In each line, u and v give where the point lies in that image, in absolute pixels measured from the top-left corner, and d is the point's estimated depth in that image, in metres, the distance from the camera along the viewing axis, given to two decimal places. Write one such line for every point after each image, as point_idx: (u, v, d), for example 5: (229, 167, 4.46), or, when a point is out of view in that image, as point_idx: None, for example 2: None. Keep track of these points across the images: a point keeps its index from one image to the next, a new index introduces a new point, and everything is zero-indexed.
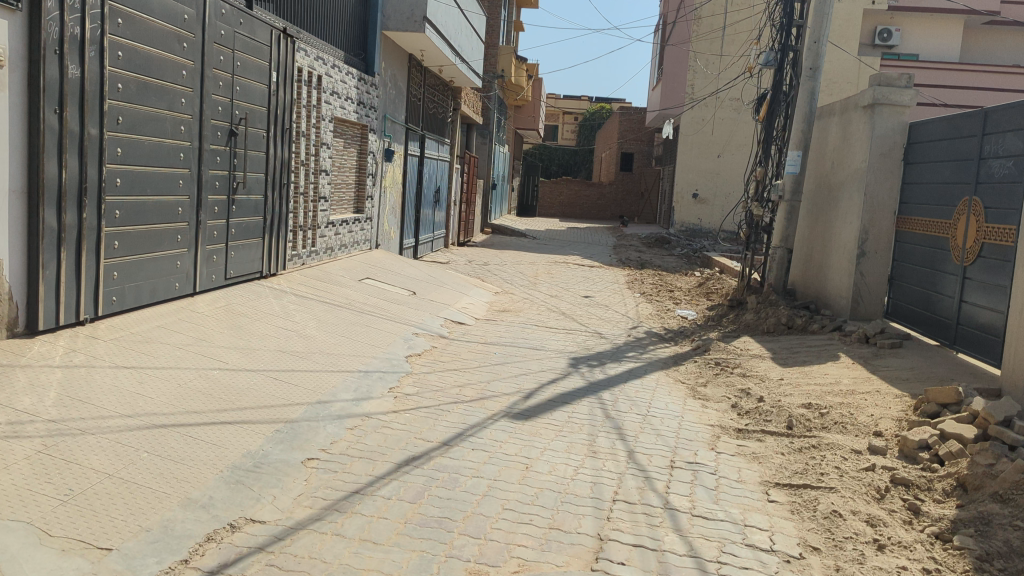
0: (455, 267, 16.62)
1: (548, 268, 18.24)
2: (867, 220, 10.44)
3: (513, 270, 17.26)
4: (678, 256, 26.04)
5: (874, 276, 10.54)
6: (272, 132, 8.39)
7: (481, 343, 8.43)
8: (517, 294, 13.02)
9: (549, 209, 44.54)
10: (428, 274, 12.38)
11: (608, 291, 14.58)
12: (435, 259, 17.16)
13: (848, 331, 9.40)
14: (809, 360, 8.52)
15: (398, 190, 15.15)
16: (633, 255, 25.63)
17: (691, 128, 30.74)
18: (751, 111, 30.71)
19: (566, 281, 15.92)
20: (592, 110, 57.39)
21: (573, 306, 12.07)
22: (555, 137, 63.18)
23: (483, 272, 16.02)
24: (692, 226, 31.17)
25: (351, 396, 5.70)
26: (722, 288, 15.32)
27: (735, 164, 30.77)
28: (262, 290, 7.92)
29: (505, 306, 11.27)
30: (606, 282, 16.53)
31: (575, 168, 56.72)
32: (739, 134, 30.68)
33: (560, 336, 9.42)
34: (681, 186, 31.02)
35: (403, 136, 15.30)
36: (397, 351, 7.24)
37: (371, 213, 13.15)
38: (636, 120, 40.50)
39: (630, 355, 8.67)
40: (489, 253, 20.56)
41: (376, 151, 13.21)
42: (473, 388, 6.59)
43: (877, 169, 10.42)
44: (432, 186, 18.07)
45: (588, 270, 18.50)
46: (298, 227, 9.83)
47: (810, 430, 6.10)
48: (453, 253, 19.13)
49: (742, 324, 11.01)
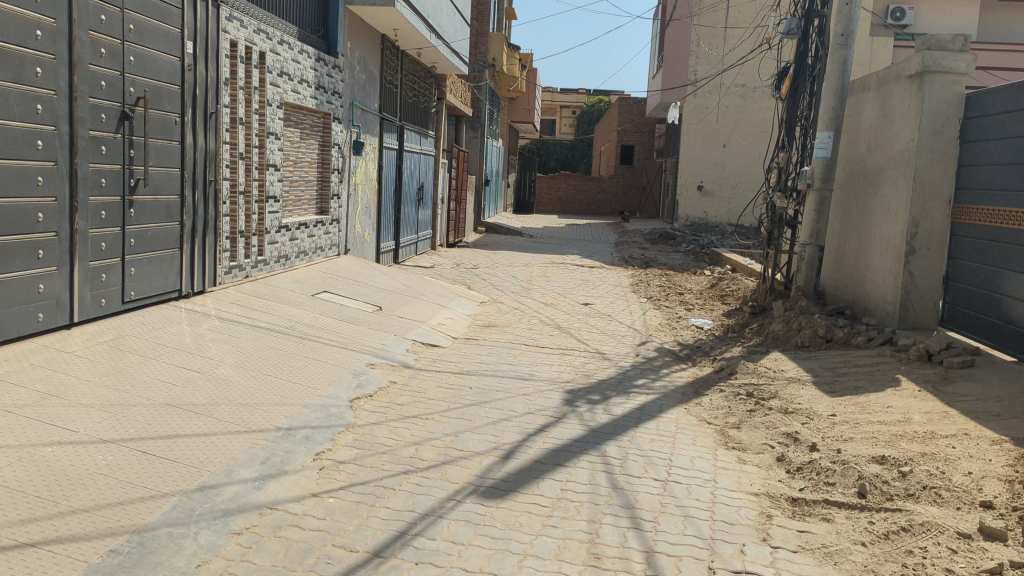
0: (440, 271, 14.98)
1: (544, 270, 16.61)
2: (917, 210, 8.81)
3: (505, 274, 15.63)
4: (684, 253, 24.40)
5: (926, 277, 8.87)
6: (189, 117, 6.76)
7: (454, 374, 6.78)
8: (507, 304, 11.39)
9: (547, 206, 42.89)
10: (404, 284, 10.74)
11: (610, 297, 12.95)
12: (418, 263, 15.52)
13: (903, 347, 7.73)
14: (862, 387, 6.87)
15: (373, 187, 13.50)
16: (636, 253, 24.02)
17: (695, 116, 29.18)
18: (757, 97, 29.14)
19: (563, 285, 14.29)
20: (590, 102, 55.72)
21: (569, 317, 10.45)
22: (552, 131, 61.53)
23: (471, 278, 14.38)
24: (698, 220, 29.52)
25: (255, 472, 4.08)
26: (739, 291, 13.64)
27: (742, 154, 29.18)
28: (175, 316, 6.28)
29: (490, 321, 9.65)
30: (607, 285, 14.90)
31: (573, 163, 55.08)
32: (747, 123, 29.10)
33: (553, 359, 7.79)
34: (685, 177, 29.46)
35: (377, 127, 13.65)
36: (341, 394, 5.60)
37: (338, 214, 11.51)
38: (636, 112, 39.24)
39: (639, 383, 7.04)
40: (480, 255, 18.93)
41: (342, 144, 11.57)
42: (435, 446, 4.94)
43: (928, 150, 8.77)
44: (414, 183, 16.43)
45: (587, 272, 16.87)
46: (237, 233, 8.18)
47: (893, 503, 4.44)
48: (440, 256, 17.53)
49: (768, 336, 9.36)
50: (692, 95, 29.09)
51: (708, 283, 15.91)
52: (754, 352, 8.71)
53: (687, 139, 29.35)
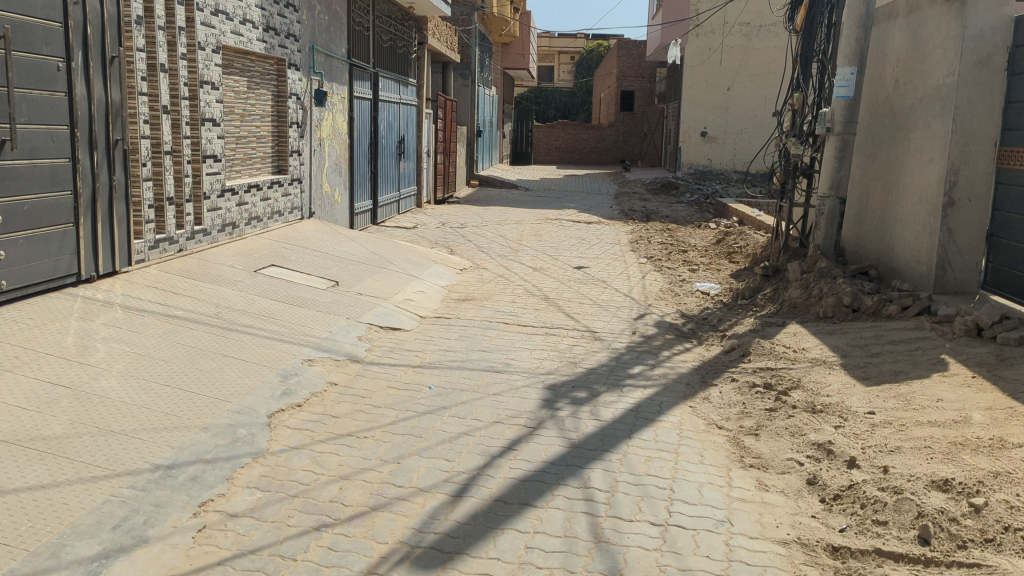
0: (423, 232, 13.80)
1: (536, 228, 15.38)
2: (957, 156, 7.56)
3: (493, 233, 14.44)
4: (688, 204, 23.16)
5: (966, 234, 7.66)
6: (78, 63, 5.59)
7: (413, 368, 5.64)
8: (489, 270, 10.23)
9: (545, 156, 41.40)
10: (373, 251, 9.56)
11: (606, 258, 11.77)
12: (399, 224, 14.34)
13: (945, 319, 6.55)
14: (903, 372, 5.71)
15: (342, 142, 12.25)
16: (637, 204, 22.78)
17: (697, 58, 27.73)
18: (763, 36, 27.58)
19: (557, 244, 13.11)
20: (589, 47, 53.75)
21: (559, 285, 9.28)
22: (552, 78, 59.63)
23: (455, 239, 13.19)
24: (702, 168, 28.21)
25: (97, 547, 2.97)
26: (747, 248, 12.43)
27: (748, 98, 27.73)
28: (65, 309, 5.15)
29: (467, 293, 8.50)
30: (604, 242, 13.73)
31: (573, 111, 53.33)
32: (752, 64, 27.64)
33: (534, 342, 6.64)
34: (689, 123, 28.01)
35: (346, 74, 12.34)
36: (258, 405, 4.47)
37: (299, 173, 10.30)
38: (635, 55, 37.70)
39: (634, 372, 5.89)
40: (469, 212, 17.70)
41: (301, 94, 10.31)
42: (367, 482, 3.82)
43: (970, 84, 7.47)
44: (393, 136, 15.14)
45: (583, 228, 15.63)
46: (164, 200, 7.01)
47: (967, 556, 3.28)
48: (425, 214, 16.32)
49: (784, 303, 8.19)
50: (694, 35, 27.64)
51: (713, 238, 14.66)
52: (769, 324, 7.55)
53: (689, 83, 27.87)
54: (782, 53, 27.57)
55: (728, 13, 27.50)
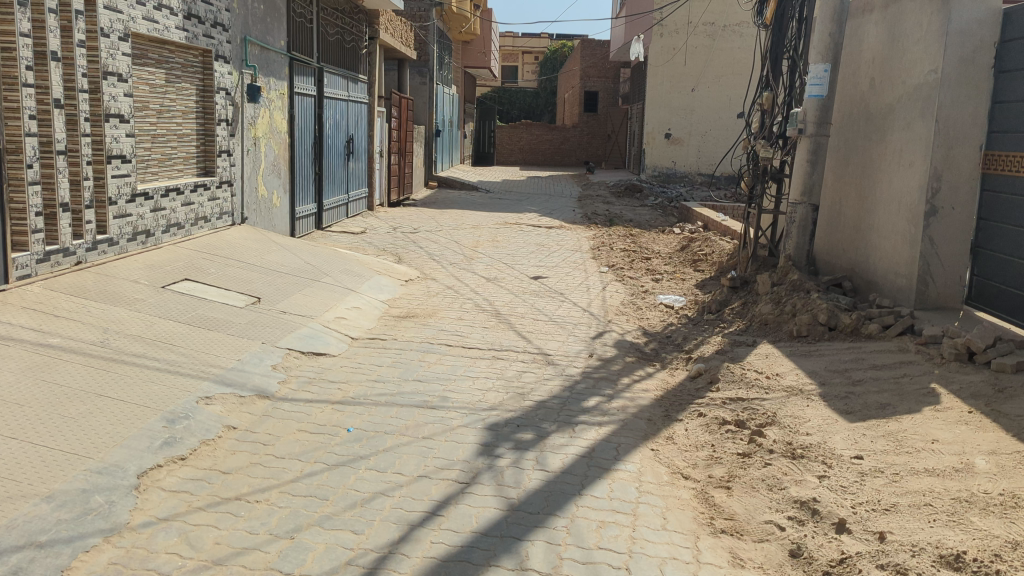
0: (372, 238, 13.01)
1: (493, 233, 14.62)
2: (940, 161, 6.94)
3: (448, 238, 13.69)
4: (653, 207, 22.59)
5: (950, 245, 7.05)
6: None
7: (332, 405, 4.86)
8: (437, 281, 9.45)
9: (508, 157, 40.66)
10: (308, 260, 8.73)
11: (564, 266, 11.06)
12: (348, 229, 13.54)
13: (932, 340, 5.92)
14: (890, 405, 5.05)
15: (280, 141, 11.43)
16: (601, 207, 22.16)
17: (661, 58, 27.23)
18: (728, 36, 27.11)
19: (514, 251, 12.39)
20: (553, 48, 53.10)
21: (512, 298, 8.55)
22: (516, 78, 58.88)
23: (405, 245, 12.38)
24: (666, 170, 27.72)
25: None
26: (713, 256, 11.80)
27: (713, 98, 27.26)
28: None
29: (409, 308, 7.72)
30: (564, 249, 13.04)
31: (537, 112, 52.63)
32: (717, 64, 27.16)
33: (477, 367, 5.90)
34: (652, 125, 27.48)
35: (285, 69, 11.53)
36: (126, 462, 3.67)
37: (228, 175, 9.48)
38: (599, 55, 37.08)
39: (589, 406, 5.17)
40: (424, 216, 16.89)
41: (230, 90, 9.47)
42: (245, 569, 3.04)
43: (954, 82, 6.86)
44: (340, 135, 14.34)
45: (543, 233, 14.91)
46: (56, 206, 6.19)
47: None
48: (377, 218, 15.52)
49: (754, 320, 7.53)
50: (658, 35, 27.14)
51: (678, 245, 14.02)
52: (739, 344, 6.88)
53: (653, 83, 27.36)
54: (747, 53, 27.13)
55: (692, 13, 27.00)
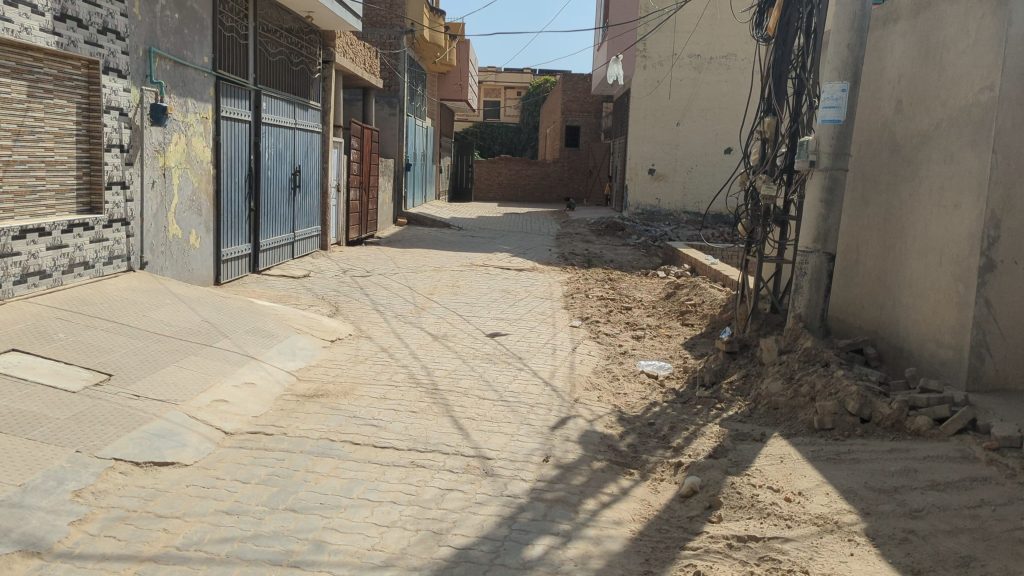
0: (313, 284, 11.39)
1: (455, 277, 13.04)
2: (999, 201, 5.42)
3: (402, 283, 12.09)
4: (635, 246, 21.14)
5: (1011, 309, 5.50)
6: None
7: (140, 567, 3.20)
8: (373, 342, 7.81)
9: (487, 192, 39.12)
10: (208, 316, 7.08)
11: (530, 320, 9.44)
12: (287, 273, 11.92)
13: (1008, 445, 4.34)
14: (976, 561, 3.44)
15: (201, 172, 9.82)
16: (579, 247, 20.69)
17: (643, 90, 25.93)
18: (714, 69, 26.02)
19: (474, 299, 10.80)
20: (536, 82, 51.94)
21: (459, 366, 6.91)
22: (498, 113, 57.65)
23: (350, 293, 10.76)
24: (650, 207, 26.46)
25: None
26: (704, 309, 10.23)
27: (698, 133, 26.10)
28: None
29: (322, 383, 6.08)
30: (533, 296, 11.47)
31: (519, 147, 51.27)
32: (703, 98, 25.99)
33: (385, 484, 4.25)
34: (635, 159, 26.20)
35: (210, 89, 9.97)
36: None
37: (121, 211, 7.85)
38: (581, 89, 35.98)
39: (532, 557, 3.53)
40: (383, 257, 15.26)
41: (126, 109, 7.88)
42: None
43: (1016, 102, 5.36)
44: (284, 167, 12.76)
45: (511, 277, 13.32)
46: None
47: None
48: (327, 260, 13.90)
49: (760, 401, 5.94)
50: (640, 67, 25.88)
51: (663, 292, 12.45)
52: (742, 439, 5.26)
53: (635, 116, 26.08)
54: (734, 86, 26.04)
55: (677, 43, 25.87)
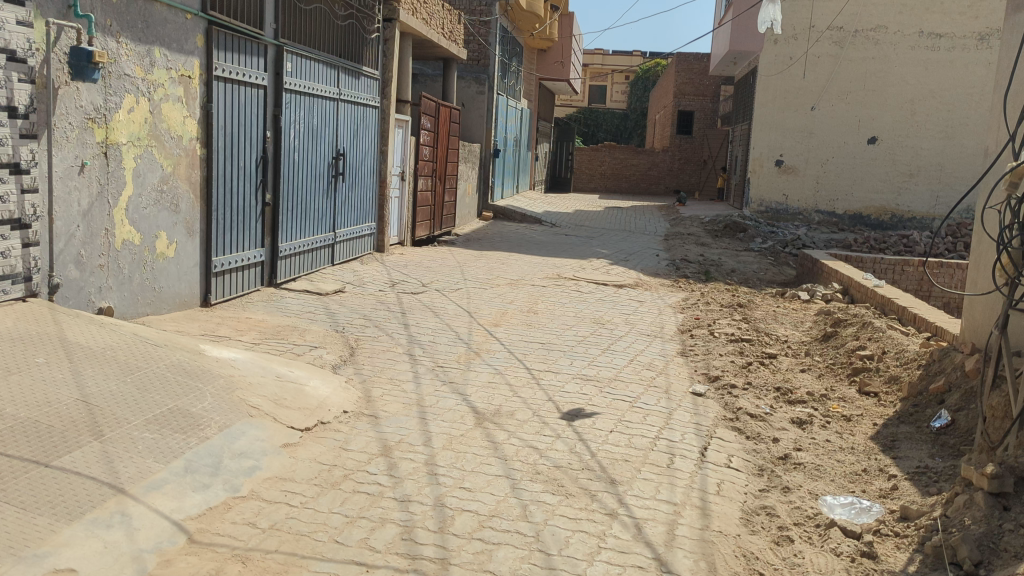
0: (343, 304, 8.61)
1: (535, 296, 10.07)
2: None
3: (463, 303, 9.21)
4: (761, 253, 17.75)
5: None
6: None
7: None
8: (376, 428, 4.90)
9: (589, 183, 35.64)
10: (98, 387, 4.30)
11: (629, 382, 6.34)
12: (314, 288, 9.17)
13: None
14: None
15: (179, 153, 7.13)
16: (694, 252, 17.45)
17: (773, 68, 22.54)
18: (859, 44, 22.27)
19: (554, 336, 7.82)
20: (645, 65, 48.35)
21: (501, 501, 3.93)
22: (603, 100, 54.33)
23: (384, 321, 7.94)
24: (776, 205, 23.15)
25: None
26: (892, 373, 6.85)
27: (836, 120, 22.58)
28: None
29: (226, 559, 3.20)
30: (637, 331, 8.40)
31: (625, 135, 47.77)
32: (843, 78, 22.41)
33: None
34: (761, 149, 22.92)
35: (197, 38, 7.28)
36: None
37: (9, 206, 5.20)
38: (696, 71, 33.16)
39: None
40: (450, 264, 12.40)
41: (25, 51, 5.23)
42: None
43: None
44: (322, 150, 10.04)
45: (608, 299, 10.27)
46: None
47: None
48: (377, 268, 11.14)
49: None
50: (770, 41, 22.44)
51: (818, 330, 9.09)
52: None
53: (762, 99, 22.73)
54: (883, 65, 22.28)
55: (815, 13, 22.24)
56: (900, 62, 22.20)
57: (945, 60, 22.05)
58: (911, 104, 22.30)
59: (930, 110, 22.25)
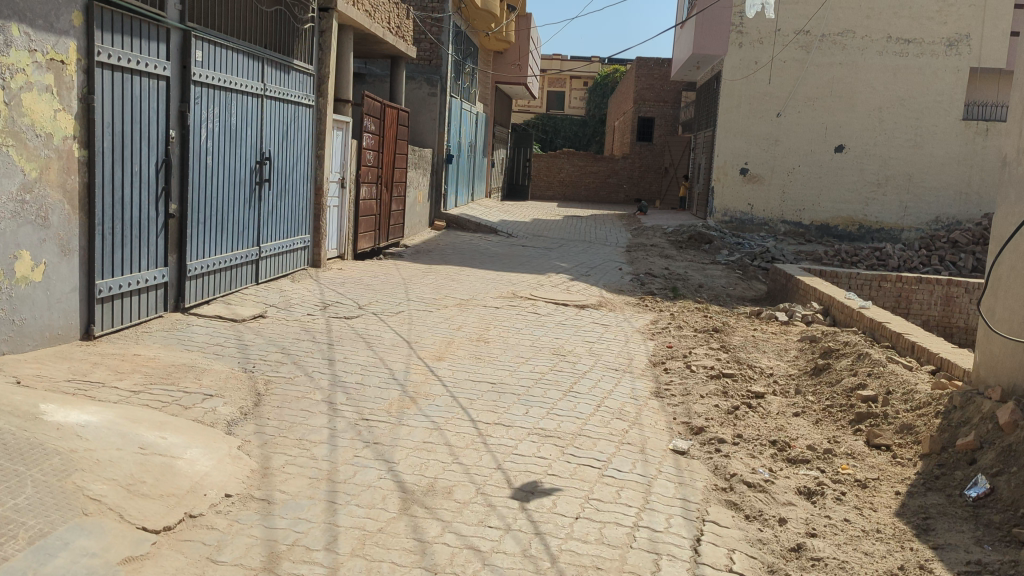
0: (261, 333, 7.35)
1: (486, 320, 8.93)
2: None
3: (402, 329, 8.01)
4: (728, 266, 16.83)
5: None
6: None
7: None
8: (267, 521, 3.70)
9: (546, 191, 34.60)
10: None
11: (596, 439, 5.20)
12: (229, 313, 7.89)
13: None
14: None
15: (47, 154, 5.85)
16: (657, 265, 16.47)
17: (738, 73, 21.70)
18: (826, 48, 21.54)
19: (507, 373, 6.67)
20: (604, 71, 47.55)
21: None
22: (562, 106, 53.36)
23: (307, 354, 6.75)
24: (740, 214, 22.28)
25: None
26: (904, 421, 5.81)
27: (802, 126, 21.80)
28: None
29: None
30: (601, 365, 7.27)
31: (583, 141, 46.92)
32: (809, 83, 21.67)
33: None
34: (725, 156, 22.06)
35: (73, 15, 6.01)
36: None
37: None
38: (657, 77, 32.19)
39: None
40: (394, 281, 11.20)
41: None
42: None
43: None
44: (243, 153, 8.77)
45: (568, 323, 9.16)
46: None
47: None
48: (309, 288, 9.89)
49: None
50: (735, 45, 21.63)
51: (806, 361, 8.06)
52: None
53: (726, 104, 21.88)
54: (850, 71, 21.57)
55: (782, 17, 21.47)
56: (868, 68, 21.53)
57: (913, 67, 21.45)
58: (879, 111, 21.64)
59: (898, 119, 21.62)
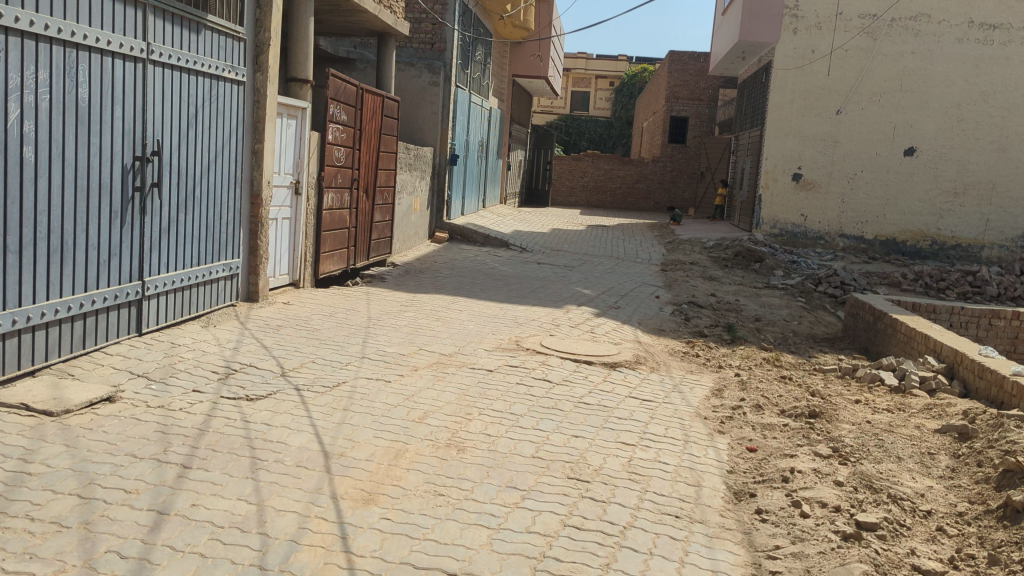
0: (84, 439, 4.43)
1: (469, 395, 5.95)
2: None
3: (329, 423, 5.05)
4: (788, 294, 13.75)
5: None
6: None
7: None
8: None
9: (569, 197, 31.26)
10: None
11: None
12: (55, 394, 4.97)
13: None
14: None
15: None
16: (701, 290, 13.44)
17: (792, 63, 18.58)
18: (897, 34, 18.31)
19: (485, 539, 3.69)
20: (630, 70, 44.34)
21: None
22: (586, 107, 50.06)
23: (129, 494, 3.82)
24: (791, 227, 19.18)
25: None
26: None
27: (867, 125, 18.63)
28: None
29: None
30: (649, 507, 4.27)
31: (608, 144, 43.79)
32: (876, 76, 18.48)
33: None
34: (775, 160, 18.96)
35: None
36: None
37: None
38: (692, 72, 29.50)
39: None
40: (355, 321, 8.25)
41: None
42: None
43: None
44: (106, 144, 5.86)
45: (593, 400, 6.15)
46: None
47: None
48: (225, 338, 6.97)
49: None
50: (789, 30, 18.51)
51: (979, 486, 4.98)
52: None
53: (777, 100, 18.81)
54: (924, 61, 18.34)
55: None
56: (947, 58, 18.28)
57: (1000, 56, 18.19)
58: (958, 108, 18.40)
59: (980, 117, 18.38)
